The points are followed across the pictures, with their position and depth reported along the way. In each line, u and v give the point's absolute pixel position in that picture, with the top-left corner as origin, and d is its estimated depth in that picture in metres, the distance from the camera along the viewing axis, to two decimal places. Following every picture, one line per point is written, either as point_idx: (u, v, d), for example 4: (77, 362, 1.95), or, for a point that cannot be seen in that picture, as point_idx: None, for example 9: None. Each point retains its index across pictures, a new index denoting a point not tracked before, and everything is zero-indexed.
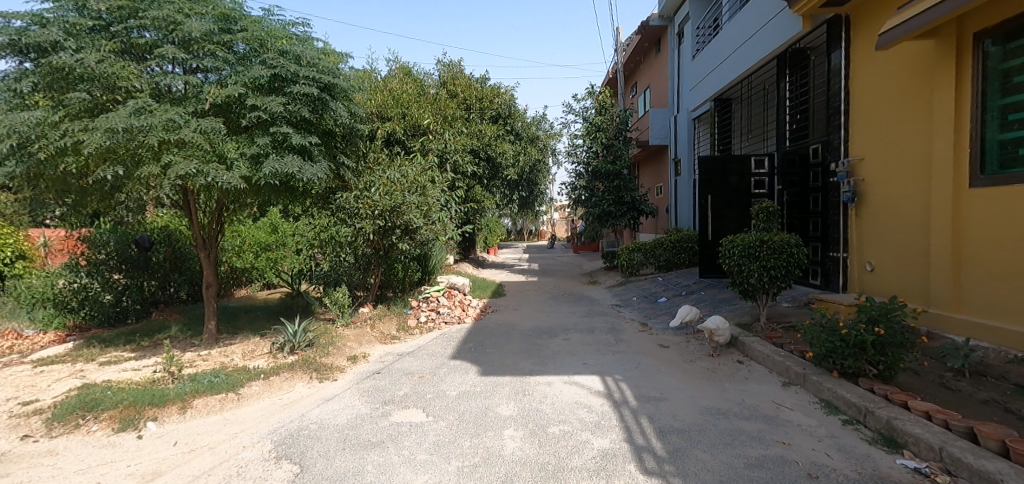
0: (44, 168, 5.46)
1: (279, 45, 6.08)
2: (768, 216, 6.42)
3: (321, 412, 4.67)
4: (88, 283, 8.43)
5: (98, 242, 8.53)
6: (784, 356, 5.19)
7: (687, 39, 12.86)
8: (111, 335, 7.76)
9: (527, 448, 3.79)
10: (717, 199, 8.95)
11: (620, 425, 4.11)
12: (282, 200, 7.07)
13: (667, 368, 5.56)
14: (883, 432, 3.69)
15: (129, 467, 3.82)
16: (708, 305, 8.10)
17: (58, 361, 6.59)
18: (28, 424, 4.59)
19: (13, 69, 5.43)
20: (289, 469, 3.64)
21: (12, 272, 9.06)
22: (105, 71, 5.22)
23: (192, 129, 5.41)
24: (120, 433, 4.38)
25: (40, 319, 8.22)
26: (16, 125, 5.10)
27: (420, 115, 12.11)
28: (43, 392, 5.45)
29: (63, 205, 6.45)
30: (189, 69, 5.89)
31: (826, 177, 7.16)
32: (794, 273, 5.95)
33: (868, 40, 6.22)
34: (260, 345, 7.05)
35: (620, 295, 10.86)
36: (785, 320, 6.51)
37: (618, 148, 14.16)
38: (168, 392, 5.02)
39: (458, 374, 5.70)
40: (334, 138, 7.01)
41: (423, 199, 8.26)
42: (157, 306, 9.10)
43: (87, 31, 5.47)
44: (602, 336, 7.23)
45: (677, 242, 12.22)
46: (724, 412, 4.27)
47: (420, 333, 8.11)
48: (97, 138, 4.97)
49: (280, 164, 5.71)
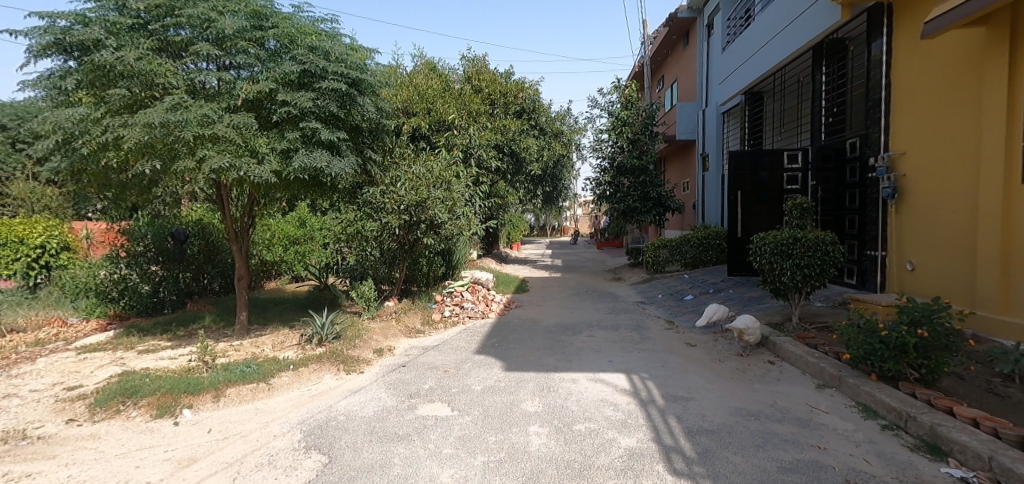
0: (87, 162, 5.67)
1: (309, 40, 6.16)
2: (802, 213, 6.18)
3: (349, 404, 4.73)
4: (127, 274, 8.70)
5: (136, 234, 8.79)
6: (818, 357, 5.06)
7: (717, 31, 12.52)
8: (149, 324, 8.02)
9: (552, 445, 3.77)
10: (747, 195, 8.78)
11: (647, 424, 4.06)
12: (310, 194, 7.19)
13: (695, 367, 5.46)
14: (925, 439, 3.56)
15: (167, 453, 3.94)
16: (737, 304, 7.94)
17: (100, 348, 6.81)
18: (72, 409, 4.77)
19: (58, 67, 5.61)
20: (319, 459, 3.70)
21: (57, 263, 9.37)
22: (144, 69, 5.33)
23: (225, 124, 5.49)
24: (157, 420, 4.52)
25: (83, 308, 8.54)
26: (62, 122, 5.32)
27: (444, 110, 12.24)
28: (87, 378, 5.66)
29: (105, 199, 6.65)
30: (223, 66, 5.97)
31: (864, 173, 6.90)
32: (828, 272, 5.75)
33: (913, 29, 5.98)
34: (290, 337, 7.18)
35: (645, 292, 10.76)
36: (818, 320, 6.33)
37: (644, 143, 14.02)
38: (202, 381, 5.16)
39: (483, 369, 5.72)
40: (361, 133, 7.04)
41: (448, 193, 8.33)
42: (192, 297, 9.34)
43: (128, 30, 5.62)
44: (627, 333, 7.16)
45: (704, 239, 11.97)
46: (755, 413, 4.18)
47: (445, 326, 8.19)
48: (136, 133, 5.11)
49: (309, 158, 5.82)
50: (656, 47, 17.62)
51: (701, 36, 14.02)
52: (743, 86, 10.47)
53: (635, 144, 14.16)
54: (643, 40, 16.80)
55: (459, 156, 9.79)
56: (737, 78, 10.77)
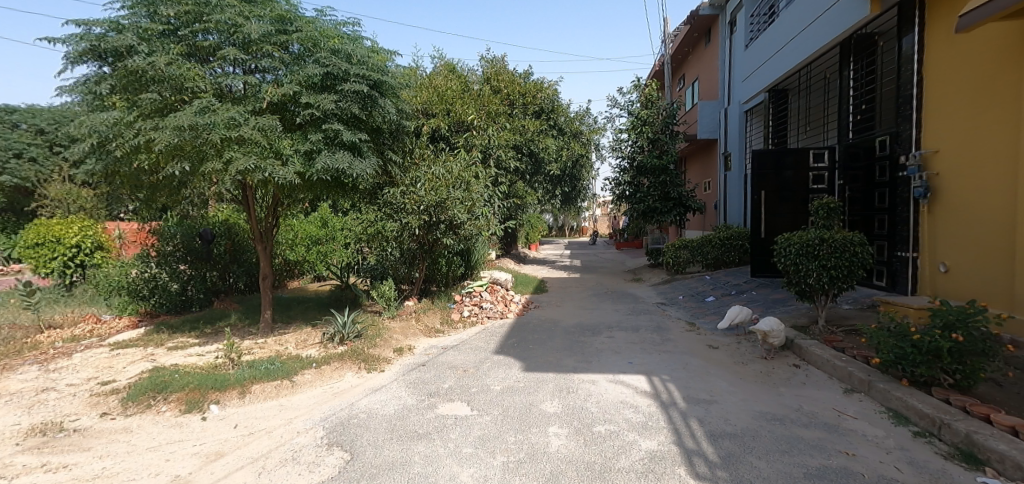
0: (120, 164, 5.84)
1: (332, 43, 6.24)
2: (829, 213, 6.05)
3: (370, 402, 4.79)
4: (157, 273, 8.88)
5: (166, 234, 9.04)
6: (846, 361, 4.95)
7: (741, 28, 12.33)
8: (177, 322, 8.22)
9: (572, 447, 3.76)
10: (771, 195, 8.63)
11: (669, 427, 4.02)
12: (332, 194, 7.28)
13: (717, 370, 5.39)
14: (960, 447, 3.45)
15: (195, 447, 4.03)
16: (760, 305, 7.81)
17: (131, 345, 7.00)
18: (106, 403, 4.92)
19: (93, 72, 5.79)
20: (341, 456, 3.74)
21: (91, 262, 9.64)
22: (174, 74, 5.45)
23: (251, 126, 5.60)
24: (186, 415, 4.64)
25: (116, 305, 8.79)
26: (97, 125, 5.49)
27: (463, 111, 12.31)
28: (120, 373, 5.82)
29: (136, 200, 6.84)
30: (248, 69, 6.09)
31: (895, 171, 6.73)
32: (856, 274, 5.61)
33: (947, 22, 5.80)
34: (312, 335, 7.29)
35: (665, 293, 10.64)
36: (846, 323, 6.19)
37: (664, 143, 13.88)
38: (228, 377, 5.26)
39: (502, 369, 5.73)
40: (382, 135, 7.12)
41: (467, 194, 8.37)
42: (218, 295, 9.53)
43: (158, 36, 5.76)
44: (647, 335, 7.09)
45: (727, 239, 11.79)
46: (780, 418, 4.10)
47: (464, 326, 8.22)
48: (167, 136, 5.24)
49: (331, 160, 5.91)
50: (677, 46, 17.43)
51: (723, 33, 13.82)
52: (767, 84, 10.30)
53: (655, 144, 14.03)
54: (664, 39, 16.64)
55: (478, 156, 9.82)
56: (761, 76, 10.59)
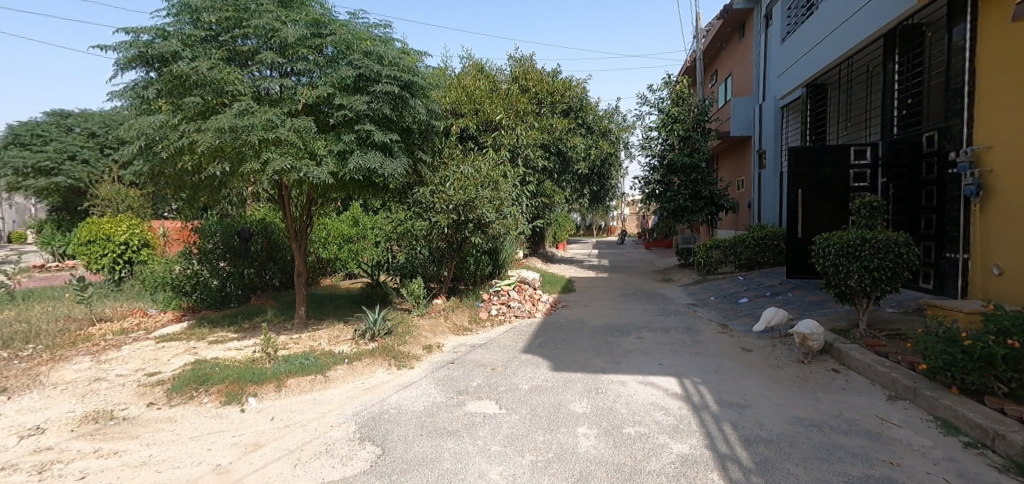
0: (166, 165, 6.07)
1: (364, 46, 6.33)
2: (871, 212, 5.84)
3: (401, 398, 4.85)
4: (199, 270, 9.22)
5: (207, 232, 9.32)
6: (889, 367, 4.77)
7: (777, 21, 11.99)
8: (217, 317, 8.50)
9: (601, 447, 3.73)
10: (808, 194, 8.38)
11: (701, 430, 3.95)
12: (364, 194, 7.39)
13: (751, 373, 5.27)
14: (1016, 460, 3.28)
15: (234, 438, 4.15)
16: (796, 308, 7.60)
17: (176, 338, 7.26)
18: (152, 393, 5.12)
19: (141, 78, 6.02)
20: (372, 450, 3.80)
21: (139, 259, 10.06)
22: (215, 77, 5.62)
23: (287, 128, 5.74)
24: (226, 406, 4.79)
25: (161, 300, 9.18)
26: (145, 128, 5.72)
27: (492, 111, 12.39)
28: (165, 365, 6.05)
29: (180, 199, 7.10)
30: (284, 72, 6.23)
31: (944, 169, 6.46)
32: (901, 275, 5.41)
33: (1002, 11, 5.53)
34: (345, 332, 7.44)
35: (696, 294, 10.46)
36: (889, 327, 5.97)
37: (696, 140, 13.63)
38: (266, 371, 5.40)
39: (530, 368, 5.72)
40: (412, 135, 7.20)
41: (495, 193, 8.40)
42: (255, 291, 9.81)
43: (201, 41, 5.95)
44: (678, 336, 6.99)
45: (760, 239, 11.51)
46: (818, 424, 3.98)
47: (492, 325, 8.24)
48: (208, 137, 5.41)
49: (364, 160, 6.01)
50: (709, 41, 17.09)
51: (758, 27, 13.47)
52: (805, 79, 10.00)
53: (687, 142, 13.79)
54: (696, 34, 16.34)
55: (506, 155, 9.84)
56: (799, 71, 10.29)
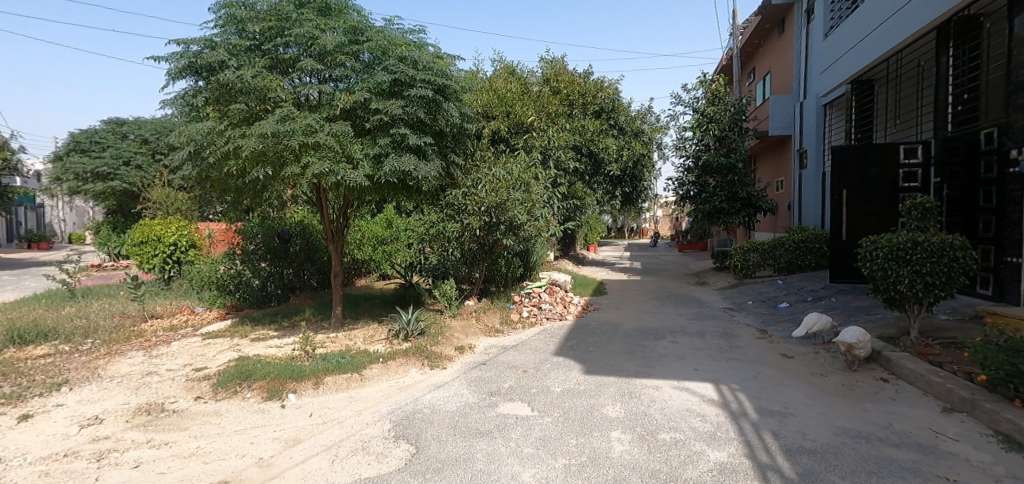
0: (212, 169, 6.33)
1: (399, 51, 6.45)
2: (923, 213, 5.60)
3: (434, 398, 4.92)
4: (241, 270, 9.58)
5: (249, 234, 9.68)
6: (944, 378, 4.57)
7: (819, 16, 11.62)
8: (259, 315, 8.80)
9: (635, 453, 3.70)
10: (853, 195, 8.08)
11: (739, 439, 3.87)
12: (398, 196, 7.52)
13: (792, 381, 5.13)
14: None
15: (276, 432, 4.30)
16: (840, 313, 7.35)
17: (221, 335, 7.56)
18: (199, 387, 5.35)
19: (190, 87, 6.29)
20: (407, 448, 3.88)
21: (186, 258, 10.51)
22: (259, 85, 5.84)
23: (326, 132, 5.91)
24: (267, 402, 4.96)
25: (207, 298, 9.52)
26: (194, 135, 5.99)
27: (523, 113, 12.47)
28: (211, 361, 6.31)
29: (224, 202, 7.39)
30: (323, 79, 6.41)
31: (1004, 168, 6.27)
32: (957, 280, 5.16)
33: None
34: (379, 331, 7.60)
35: (732, 298, 10.23)
36: (944, 335, 5.72)
37: (732, 140, 13.29)
38: (304, 368, 5.56)
39: (562, 371, 5.71)
40: (445, 138, 7.29)
41: (527, 195, 8.43)
42: (294, 291, 10.08)
43: (246, 51, 6.19)
44: (714, 341, 6.85)
45: (801, 242, 11.18)
46: (865, 435, 3.85)
47: (523, 327, 8.26)
48: (252, 143, 5.62)
49: (398, 163, 6.11)
50: (746, 38, 16.71)
51: (799, 23, 13.08)
52: (849, 75, 9.65)
53: (723, 141, 13.49)
54: (732, 32, 15.99)
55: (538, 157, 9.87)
56: (843, 67, 9.94)
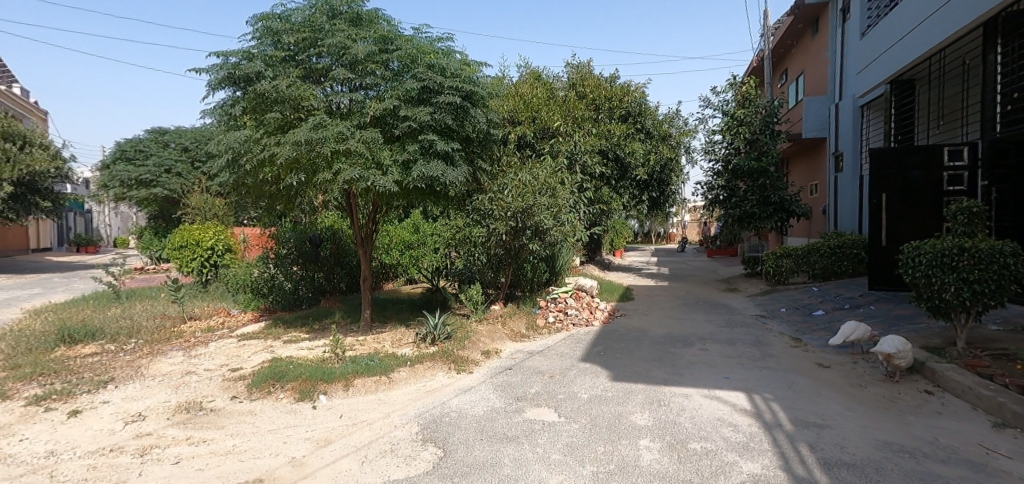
0: (248, 176, 6.54)
1: (428, 59, 6.55)
2: (970, 218, 5.40)
3: (461, 402, 4.95)
4: (275, 273, 9.82)
5: (282, 238, 9.95)
6: (994, 391, 4.38)
7: (856, 15, 11.33)
8: (291, 317, 9.03)
9: (664, 462, 3.65)
10: (893, 199, 7.81)
11: (774, 450, 3.77)
12: (426, 201, 7.61)
13: (829, 392, 4.98)
14: None
15: (308, 432, 4.40)
16: (880, 322, 7.10)
17: (255, 337, 7.77)
18: (235, 387, 5.51)
19: (228, 97, 6.51)
20: (435, 451, 3.91)
21: (223, 262, 10.84)
22: (293, 94, 6.00)
23: (357, 139, 6.02)
24: (299, 403, 5.08)
25: (242, 301, 9.86)
26: (232, 143, 6.20)
27: (549, 117, 12.51)
28: (246, 361, 6.50)
29: (259, 207, 7.62)
30: (354, 87, 6.55)
31: None
32: (1008, 288, 4.95)
33: None
34: (407, 335, 7.70)
35: (764, 305, 10.00)
36: (993, 346, 5.47)
37: (763, 143, 13.04)
38: (335, 370, 5.66)
39: (589, 377, 5.68)
40: (472, 144, 7.35)
41: (553, 200, 8.44)
42: (325, 294, 10.27)
43: (281, 62, 6.38)
44: (745, 349, 6.71)
45: (837, 248, 10.85)
46: (909, 450, 3.71)
47: (549, 333, 8.24)
48: (287, 150, 5.79)
49: (427, 168, 6.19)
50: (778, 39, 16.39)
51: (834, 22, 12.76)
52: (888, 75, 9.35)
53: (754, 145, 13.23)
54: (764, 33, 15.71)
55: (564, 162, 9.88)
56: (881, 67, 9.65)
